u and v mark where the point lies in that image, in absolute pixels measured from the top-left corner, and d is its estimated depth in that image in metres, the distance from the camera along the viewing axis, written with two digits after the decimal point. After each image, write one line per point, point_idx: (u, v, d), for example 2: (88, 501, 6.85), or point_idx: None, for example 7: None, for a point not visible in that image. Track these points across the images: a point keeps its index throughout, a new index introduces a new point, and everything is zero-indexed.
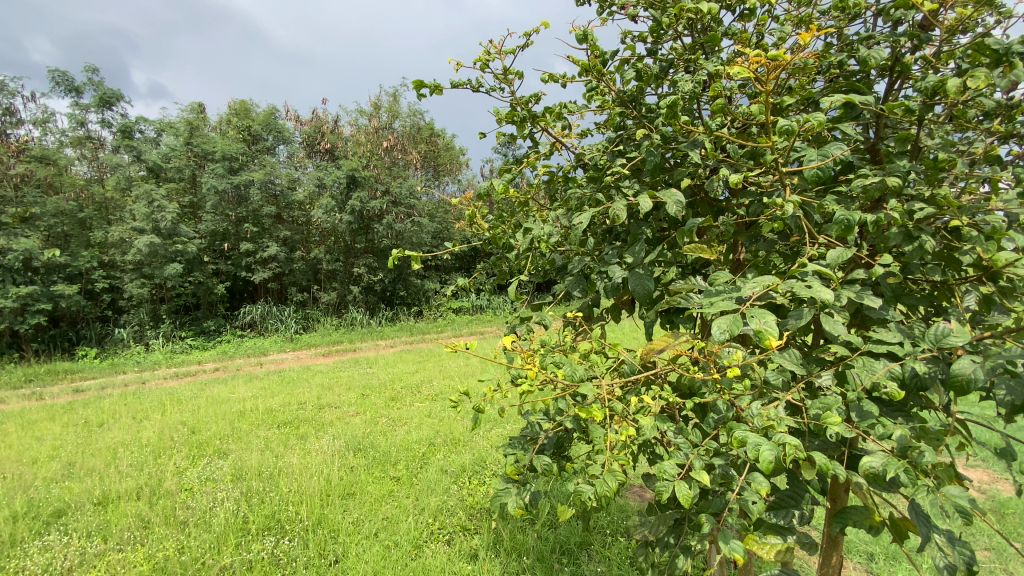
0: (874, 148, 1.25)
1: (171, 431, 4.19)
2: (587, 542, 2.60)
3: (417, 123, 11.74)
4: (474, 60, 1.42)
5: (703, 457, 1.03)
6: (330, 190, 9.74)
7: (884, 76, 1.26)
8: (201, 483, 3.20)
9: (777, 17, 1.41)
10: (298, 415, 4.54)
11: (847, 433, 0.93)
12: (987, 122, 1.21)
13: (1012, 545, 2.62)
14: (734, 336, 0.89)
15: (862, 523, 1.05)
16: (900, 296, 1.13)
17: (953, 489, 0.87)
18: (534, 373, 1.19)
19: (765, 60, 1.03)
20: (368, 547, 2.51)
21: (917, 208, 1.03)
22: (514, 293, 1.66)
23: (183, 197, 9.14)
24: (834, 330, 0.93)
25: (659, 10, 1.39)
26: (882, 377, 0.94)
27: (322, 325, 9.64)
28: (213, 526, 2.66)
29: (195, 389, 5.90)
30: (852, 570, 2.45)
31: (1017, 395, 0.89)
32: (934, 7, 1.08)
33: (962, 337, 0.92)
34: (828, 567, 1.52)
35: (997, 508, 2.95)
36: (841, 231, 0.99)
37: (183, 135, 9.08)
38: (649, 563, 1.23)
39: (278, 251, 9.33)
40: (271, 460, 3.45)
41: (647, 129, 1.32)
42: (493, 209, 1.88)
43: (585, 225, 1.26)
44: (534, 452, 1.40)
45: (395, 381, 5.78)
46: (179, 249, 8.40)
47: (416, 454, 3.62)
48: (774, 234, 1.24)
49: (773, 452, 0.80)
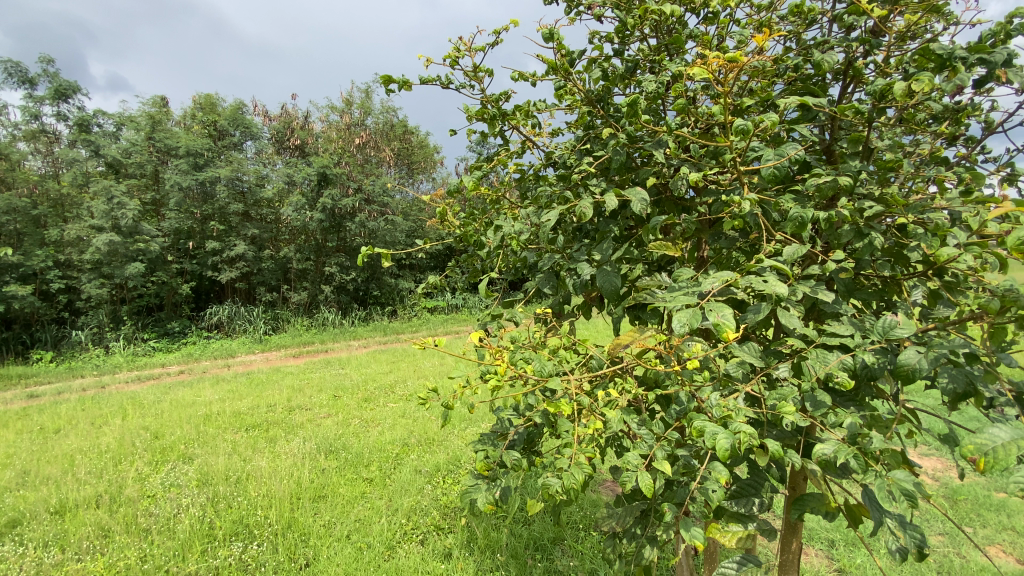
0: (828, 149, 1.30)
1: (133, 437, 4.04)
2: (560, 537, 2.63)
3: (390, 120, 11.58)
4: (444, 56, 1.41)
5: (666, 448, 1.07)
6: (301, 187, 9.54)
7: (838, 79, 1.31)
8: (165, 489, 3.09)
9: (739, 20, 1.45)
10: (267, 418, 4.45)
11: (802, 422, 0.97)
12: (934, 125, 1.27)
13: (964, 529, 2.76)
14: (693, 329, 0.91)
15: (818, 509, 1.09)
16: (853, 291, 1.18)
17: (900, 474, 0.90)
18: (503, 368, 1.20)
19: (724, 62, 1.07)
20: (339, 550, 2.48)
21: (866, 206, 1.08)
22: (485, 291, 1.66)
23: (145, 194, 8.82)
24: (789, 322, 0.96)
25: (625, 11, 1.41)
26: (834, 367, 0.99)
27: (292, 326, 9.42)
28: (177, 533, 2.58)
29: (159, 392, 5.69)
30: (813, 557, 2.55)
31: (958, 383, 0.94)
32: (883, 14, 1.13)
33: (907, 328, 0.96)
34: (789, 555, 1.58)
35: (950, 495, 3.11)
36: (796, 228, 1.04)
37: (144, 129, 8.76)
38: (616, 554, 1.25)
39: (246, 249, 9.08)
40: (239, 464, 3.37)
41: (613, 127, 1.35)
42: (465, 207, 1.88)
43: (553, 224, 1.28)
44: (503, 447, 1.40)
45: (368, 381, 5.72)
46: (141, 248, 8.08)
47: (389, 454, 3.59)
48: (734, 232, 1.27)
49: (728, 440, 0.83)
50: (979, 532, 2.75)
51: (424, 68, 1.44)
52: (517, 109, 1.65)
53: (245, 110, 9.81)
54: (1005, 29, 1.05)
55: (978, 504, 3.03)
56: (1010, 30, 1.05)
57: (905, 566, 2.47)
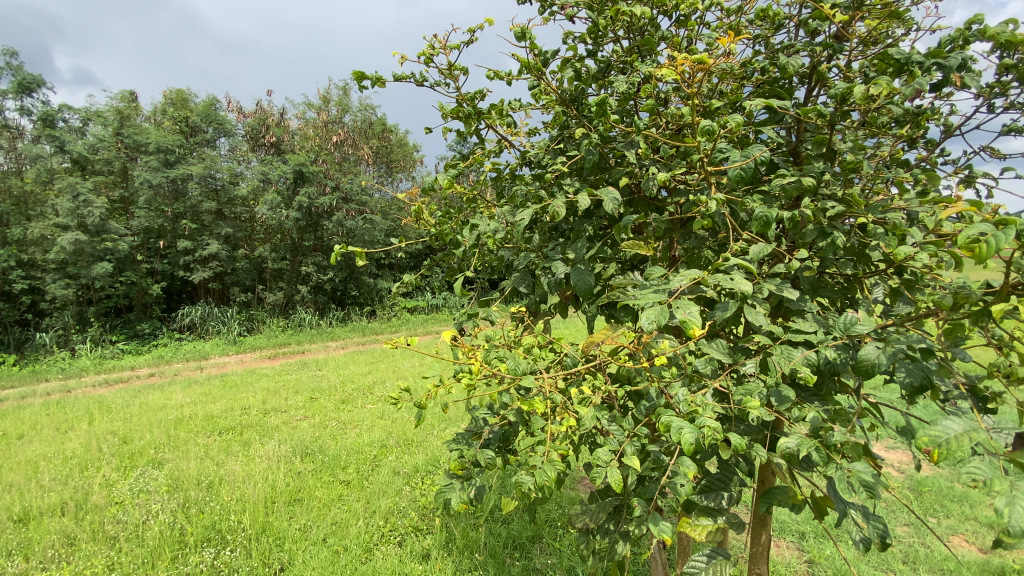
0: (795, 151, 1.33)
1: (100, 442, 3.90)
2: (539, 536, 2.64)
3: (368, 118, 11.41)
4: (418, 54, 1.40)
5: (636, 444, 1.08)
6: (276, 185, 9.37)
7: (804, 83, 1.34)
8: (134, 495, 3.00)
9: (709, 24, 1.47)
10: (241, 421, 4.35)
11: (766, 416, 0.99)
12: (896, 128, 1.31)
13: (928, 520, 2.86)
14: (661, 326, 0.93)
15: (786, 502, 1.12)
16: (817, 289, 1.21)
17: (860, 466, 0.92)
18: (477, 367, 1.21)
19: (691, 63, 1.09)
20: (316, 553, 2.44)
21: (829, 206, 1.11)
22: (461, 290, 1.66)
23: (113, 191, 8.54)
24: (755, 320, 0.98)
25: (598, 12, 1.42)
26: (798, 363, 1.01)
27: (267, 326, 9.24)
28: (146, 540, 2.50)
29: (127, 396, 5.51)
30: (784, 549, 2.61)
31: (915, 376, 0.96)
32: (845, 19, 1.16)
33: (867, 324, 0.98)
34: (759, 548, 1.61)
35: (915, 487, 3.23)
36: (761, 227, 1.06)
37: (112, 125, 8.48)
38: (590, 550, 1.26)
39: (220, 249, 8.87)
40: (212, 468, 3.29)
41: (586, 127, 1.36)
42: (441, 205, 1.86)
43: (528, 222, 1.29)
44: (478, 446, 1.40)
45: (346, 383, 5.63)
46: (108, 247, 7.82)
47: (367, 456, 3.55)
48: (705, 231, 1.30)
49: (693, 434, 0.85)
50: (943, 522, 2.85)
51: (398, 65, 1.43)
52: (493, 108, 1.65)
53: (218, 106, 9.57)
54: (963, 35, 1.08)
55: (942, 495, 3.15)
56: (967, 36, 1.08)
57: (872, 556, 2.55)
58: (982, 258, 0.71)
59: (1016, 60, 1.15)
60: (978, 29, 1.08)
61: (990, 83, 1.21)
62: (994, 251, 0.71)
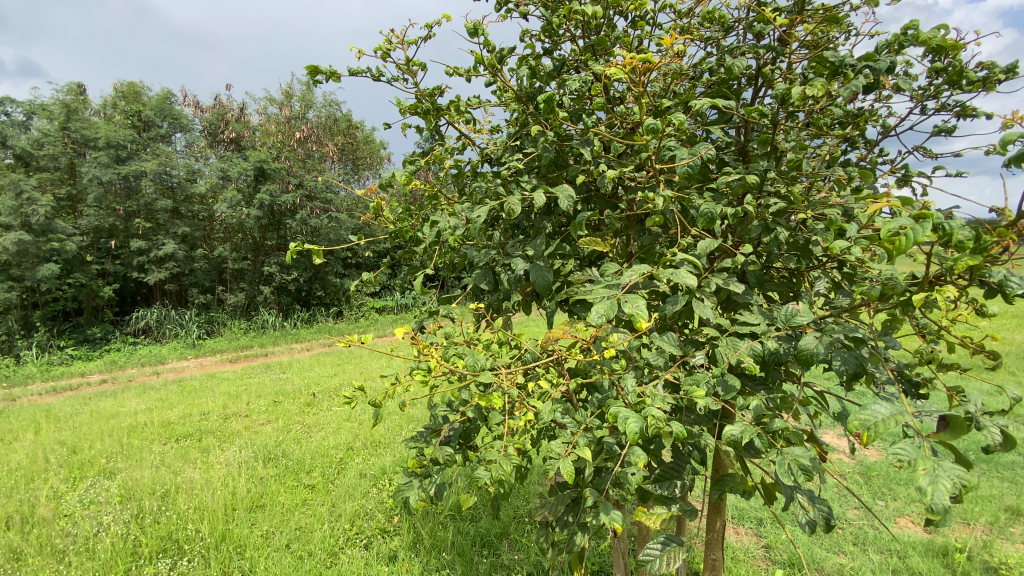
0: (743, 150, 1.38)
1: (46, 452, 3.69)
2: (506, 532, 2.65)
3: (332, 114, 11.12)
4: (375, 48, 1.39)
5: (589, 434, 1.11)
6: (236, 182, 9.08)
7: (751, 84, 1.39)
8: (84, 507, 2.85)
9: (663, 24, 1.50)
10: (200, 427, 4.20)
11: (713, 405, 1.03)
12: (838, 129, 1.36)
13: (878, 503, 3.01)
14: (610, 320, 0.95)
15: (737, 488, 1.17)
16: (763, 282, 1.26)
17: (799, 451, 0.97)
18: (433, 363, 1.21)
19: (638, 62, 1.12)
20: (278, 559, 2.38)
21: (772, 203, 1.16)
22: (421, 287, 1.64)
23: (59, 189, 8.09)
24: (702, 313, 1.01)
25: (554, 11, 1.43)
26: (743, 353, 1.05)
27: (228, 329, 8.92)
28: (97, 553, 2.39)
29: (77, 404, 5.23)
30: (743, 535, 2.70)
31: (850, 365, 1.01)
32: (787, 23, 1.22)
33: (807, 316, 1.02)
34: (714, 534, 1.67)
35: (865, 471, 3.39)
36: (708, 223, 1.09)
37: (57, 119, 8.04)
38: (549, 542, 1.27)
39: (176, 248, 8.52)
40: (168, 476, 3.15)
41: (541, 125, 1.38)
42: (401, 202, 1.84)
43: (484, 219, 1.29)
44: (437, 443, 1.40)
45: (310, 386, 5.50)
46: (55, 247, 7.42)
47: (333, 460, 3.48)
48: (657, 228, 1.33)
49: (638, 423, 0.88)
50: (890, 505, 3.01)
51: (354, 59, 1.41)
52: (453, 104, 1.65)
53: (174, 100, 9.19)
54: (898, 41, 1.14)
55: (889, 478, 3.32)
56: (902, 41, 1.14)
57: (824, 539, 2.67)
58: (902, 250, 0.76)
59: (945, 64, 1.22)
60: (912, 35, 1.14)
61: (924, 85, 1.28)
62: (912, 244, 0.75)
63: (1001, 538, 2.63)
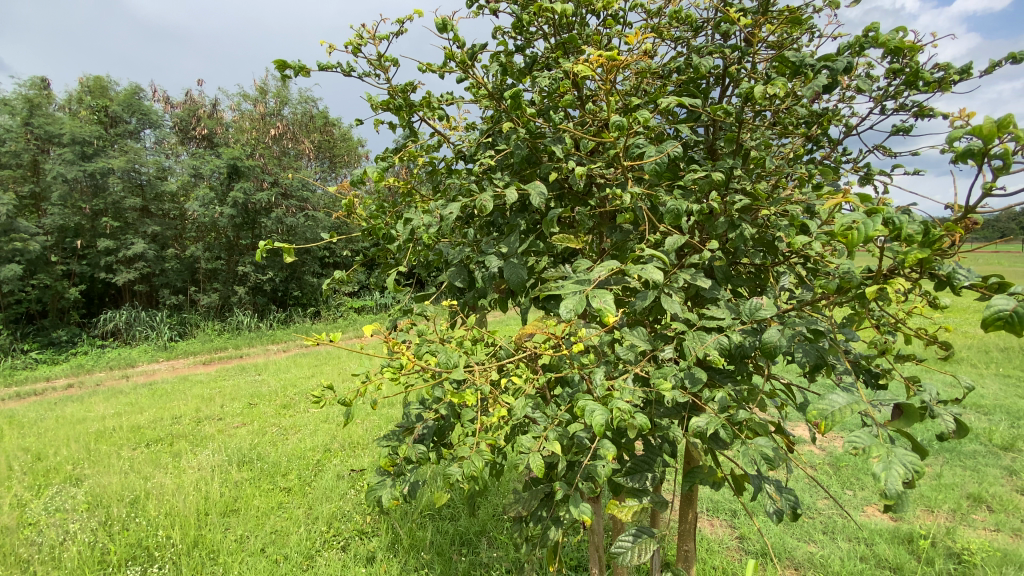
0: (711, 148, 1.41)
1: (8, 460, 3.55)
2: (485, 530, 2.65)
3: (309, 110, 10.93)
4: (346, 43, 1.37)
5: (559, 429, 1.12)
6: (208, 180, 8.85)
7: (718, 83, 1.42)
8: (49, 515, 2.75)
9: (635, 24, 1.52)
10: (172, 431, 4.09)
11: (679, 398, 1.04)
12: (804, 128, 1.40)
13: (846, 493, 3.10)
14: (579, 314, 0.96)
15: (706, 479, 1.18)
16: (730, 278, 1.29)
17: (762, 441, 0.99)
18: (405, 361, 1.20)
19: (605, 60, 1.13)
20: (253, 564, 2.34)
21: (737, 200, 1.18)
22: (394, 285, 1.63)
23: (21, 186, 7.78)
24: (669, 307, 1.02)
25: (526, 9, 1.44)
26: (710, 346, 1.07)
27: (201, 330, 8.70)
28: (62, 563, 2.31)
29: (41, 410, 5.04)
30: (717, 527, 2.76)
31: (810, 356, 1.04)
32: (751, 23, 1.24)
33: (770, 309, 1.05)
34: (687, 525, 1.70)
35: (833, 462, 3.49)
36: (676, 220, 1.11)
37: (18, 113, 7.72)
38: (523, 536, 1.28)
39: (146, 248, 8.27)
40: (137, 482, 3.06)
41: (512, 122, 1.38)
42: (375, 199, 1.82)
43: (456, 215, 1.29)
44: (410, 441, 1.39)
45: (288, 388, 5.40)
46: (17, 247, 7.15)
47: (309, 462, 3.43)
48: (629, 225, 1.35)
49: (603, 415, 0.89)
50: (857, 494, 3.11)
51: (325, 54, 1.39)
52: (426, 101, 1.64)
53: (142, 95, 8.92)
54: (859, 42, 1.18)
55: (856, 468, 3.42)
56: (862, 42, 1.18)
57: (795, 528, 2.74)
58: (853, 243, 0.79)
59: (903, 66, 1.26)
60: (871, 38, 1.17)
61: (883, 86, 1.32)
62: (863, 237, 0.78)
63: (963, 525, 2.73)
